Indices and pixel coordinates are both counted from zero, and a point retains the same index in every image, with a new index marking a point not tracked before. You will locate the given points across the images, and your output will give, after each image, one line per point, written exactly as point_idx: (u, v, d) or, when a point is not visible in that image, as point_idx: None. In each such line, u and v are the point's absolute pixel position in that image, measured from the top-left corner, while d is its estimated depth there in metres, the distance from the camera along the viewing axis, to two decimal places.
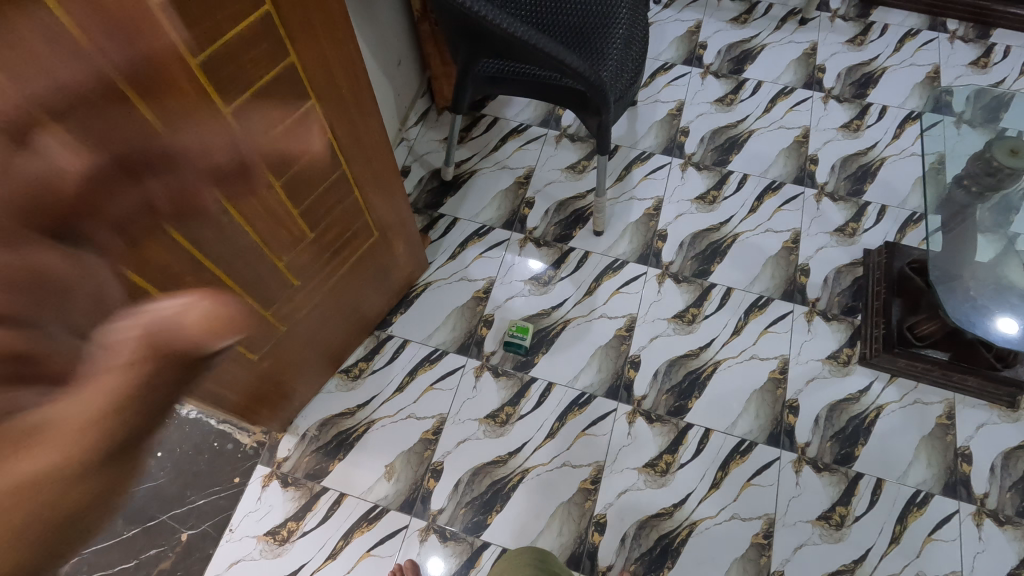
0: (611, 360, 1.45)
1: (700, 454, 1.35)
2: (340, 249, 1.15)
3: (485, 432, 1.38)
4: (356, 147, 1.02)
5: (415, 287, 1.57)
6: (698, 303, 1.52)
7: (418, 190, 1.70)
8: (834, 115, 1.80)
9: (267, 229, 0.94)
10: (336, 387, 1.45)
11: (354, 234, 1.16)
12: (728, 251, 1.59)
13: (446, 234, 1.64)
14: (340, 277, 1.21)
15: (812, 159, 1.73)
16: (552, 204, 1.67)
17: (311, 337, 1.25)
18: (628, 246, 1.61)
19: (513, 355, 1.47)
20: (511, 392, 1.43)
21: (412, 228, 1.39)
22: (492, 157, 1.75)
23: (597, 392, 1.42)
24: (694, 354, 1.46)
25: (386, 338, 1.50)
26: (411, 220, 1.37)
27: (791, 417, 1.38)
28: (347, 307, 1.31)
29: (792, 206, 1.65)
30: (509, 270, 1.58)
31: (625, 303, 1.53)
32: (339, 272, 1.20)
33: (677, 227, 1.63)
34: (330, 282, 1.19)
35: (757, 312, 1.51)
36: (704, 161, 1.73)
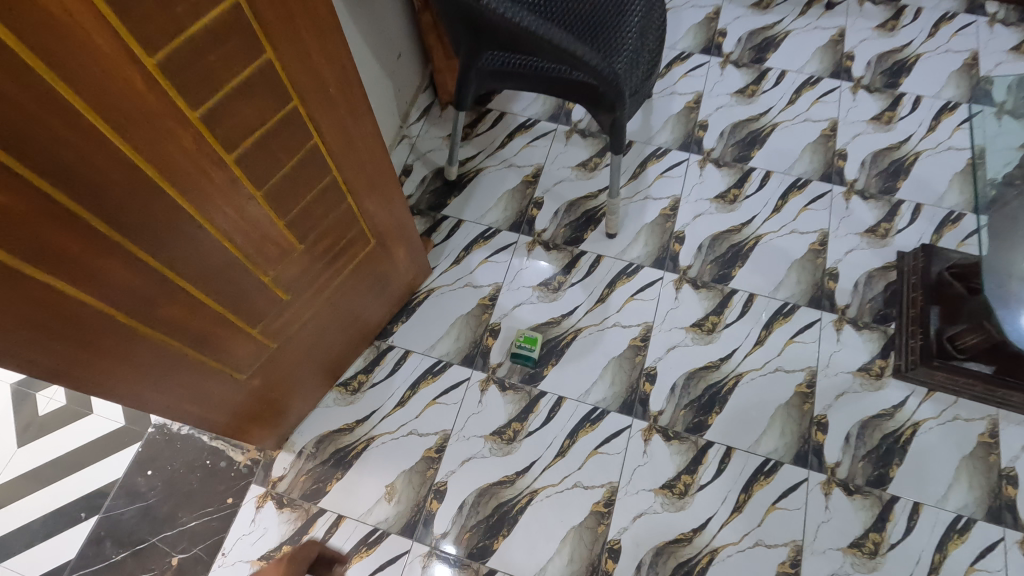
0: (625, 373, 1.37)
1: (721, 474, 1.26)
2: (335, 260, 1.07)
3: (492, 450, 1.30)
4: (348, 148, 0.93)
5: (417, 294, 1.48)
6: (718, 310, 1.43)
7: (420, 191, 1.62)
8: (863, 106, 1.69)
9: (252, 243, 0.85)
10: (335, 401, 1.37)
11: (349, 241, 1.08)
12: (750, 254, 1.49)
13: (450, 236, 1.55)
14: (335, 288, 1.13)
15: (840, 154, 1.62)
16: (562, 204, 1.58)
17: (305, 351, 1.18)
18: (643, 249, 1.51)
19: (521, 367, 1.38)
20: (519, 407, 1.34)
21: (413, 231, 1.30)
22: (499, 154, 1.66)
23: (610, 407, 1.33)
24: (714, 366, 1.37)
25: (387, 349, 1.42)
26: (411, 224, 1.29)
27: (820, 435, 1.28)
28: (344, 319, 1.24)
29: (819, 205, 1.55)
30: (515, 276, 1.49)
31: (640, 311, 1.44)
32: (335, 283, 1.12)
33: (694, 228, 1.53)
34: (325, 294, 1.11)
35: (781, 320, 1.41)
36: (724, 158, 1.63)
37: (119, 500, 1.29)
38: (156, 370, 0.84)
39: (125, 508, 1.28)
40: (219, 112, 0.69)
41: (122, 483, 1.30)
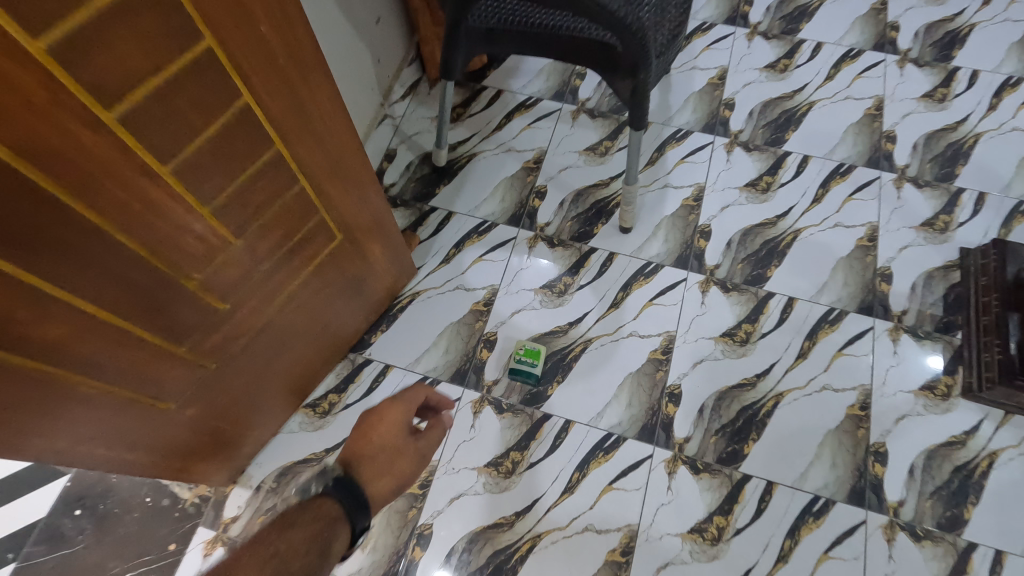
0: (644, 392, 1.16)
1: (761, 515, 1.05)
2: (287, 259, 0.86)
3: (487, 486, 1.10)
4: (294, 113, 0.71)
5: (400, 299, 1.27)
6: (752, 317, 1.22)
7: (405, 179, 1.40)
8: (912, 82, 1.48)
9: (161, 235, 0.64)
10: (300, 425, 1.16)
11: (305, 236, 0.86)
12: (787, 251, 1.28)
13: (439, 231, 1.34)
14: (290, 293, 0.91)
15: (888, 136, 1.40)
16: (569, 194, 1.37)
17: (257, 371, 0.96)
18: (663, 246, 1.30)
19: (522, 385, 1.18)
20: (518, 433, 1.14)
21: (391, 226, 1.09)
22: (495, 137, 1.45)
23: (627, 433, 1.12)
24: (749, 384, 1.16)
25: (364, 363, 1.21)
26: (390, 217, 1.08)
27: (878, 468, 1.08)
28: (306, 330, 1.02)
29: (866, 194, 1.34)
30: (514, 277, 1.28)
31: (660, 318, 1.23)
32: (290, 288, 0.90)
33: (722, 221, 1.32)
34: (277, 302, 0.90)
35: (827, 330, 1.20)
36: (754, 141, 1.42)
37: (41, 546, 1.08)
38: (35, 409, 0.62)
39: (46, 556, 1.07)
40: (86, 47, 0.47)
41: (45, 524, 1.09)
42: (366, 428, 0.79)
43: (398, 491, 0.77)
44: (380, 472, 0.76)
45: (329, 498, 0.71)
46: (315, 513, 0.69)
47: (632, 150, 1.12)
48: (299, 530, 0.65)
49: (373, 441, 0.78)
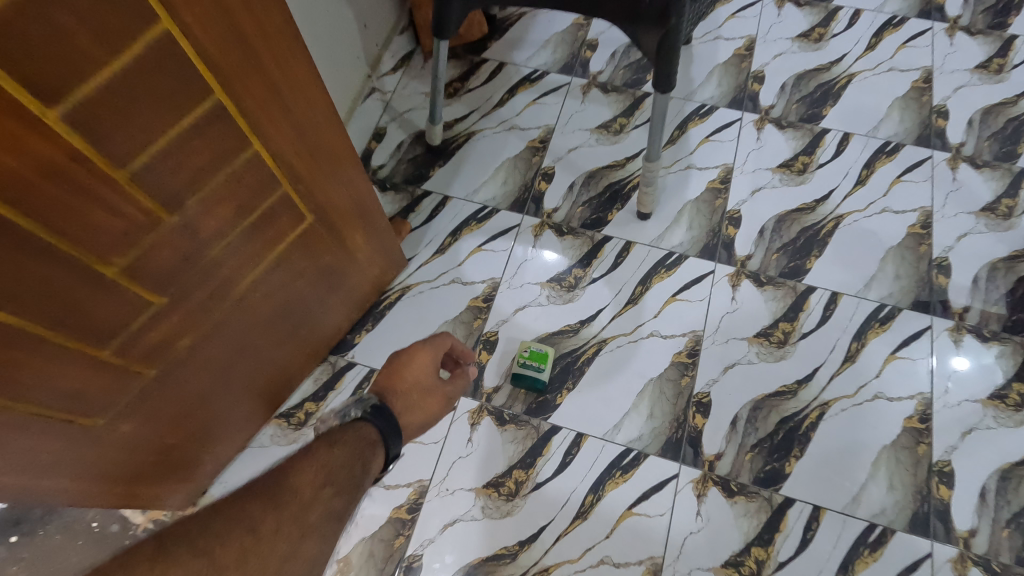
0: (667, 402, 1.01)
1: (807, 547, 0.90)
2: (242, 243, 0.70)
3: (486, 510, 0.96)
4: (236, 50, 0.56)
5: (387, 294, 1.12)
6: (791, 314, 1.06)
7: (395, 160, 1.25)
8: (963, 52, 1.32)
9: (53, 202, 0.48)
10: (272, 439, 1.01)
11: (264, 214, 0.71)
12: (829, 240, 1.13)
13: (432, 218, 1.19)
14: (249, 285, 0.76)
15: (938, 111, 1.25)
16: (579, 176, 1.21)
17: (215, 380, 0.82)
18: (686, 234, 1.15)
19: (526, 393, 1.03)
20: (522, 449, 0.99)
21: (377, 213, 0.94)
22: (496, 113, 1.30)
23: (648, 449, 0.98)
24: (789, 393, 1.00)
25: (346, 367, 1.06)
26: (376, 203, 0.93)
27: (943, 490, 0.92)
28: (273, 329, 0.87)
29: (916, 176, 1.18)
30: (517, 270, 1.13)
31: (684, 315, 1.07)
32: (248, 278, 0.75)
33: (754, 206, 1.17)
34: (232, 296, 0.74)
35: (877, 330, 1.05)
36: (787, 117, 1.26)
37: None
38: None
39: None
40: None
41: None
42: (399, 367, 0.78)
43: (425, 427, 0.78)
44: (411, 409, 0.77)
45: (369, 423, 0.72)
46: (357, 434, 0.70)
47: (654, 126, 0.97)
48: (342, 447, 0.68)
49: (407, 379, 0.78)
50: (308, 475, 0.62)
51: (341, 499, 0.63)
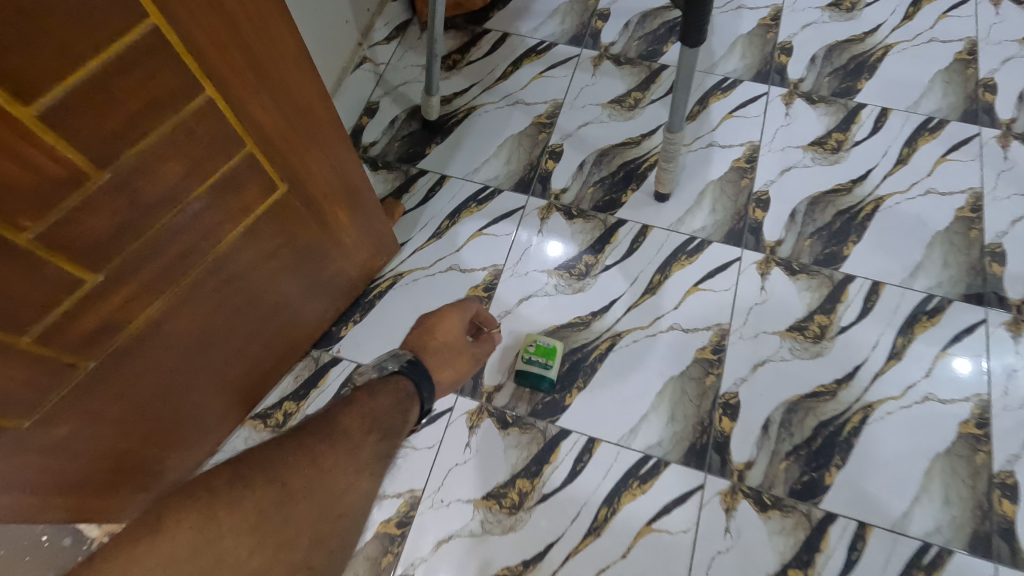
0: (690, 403, 0.90)
1: (852, 570, 0.79)
2: (197, 212, 0.59)
3: (487, 525, 0.85)
4: None
5: (378, 282, 1.01)
6: (827, 306, 0.95)
7: (388, 137, 1.14)
8: (1011, 21, 1.20)
9: None
10: (246, 442, 0.90)
11: (224, 178, 0.60)
12: (868, 224, 1.02)
13: (428, 199, 1.08)
14: (209, 264, 0.64)
15: (985, 85, 1.13)
16: (590, 154, 1.10)
17: (177, 377, 0.71)
18: (709, 217, 1.04)
19: (532, 393, 0.92)
20: (527, 455, 0.88)
21: (366, 192, 0.84)
22: (499, 87, 1.19)
23: (669, 456, 0.87)
24: (828, 394, 0.89)
25: (330, 362, 0.95)
26: (365, 180, 0.82)
27: (1006, 505, 0.81)
28: (243, 318, 0.75)
29: (964, 155, 1.07)
30: (522, 256, 1.02)
31: (708, 306, 0.96)
32: (207, 256, 0.64)
33: (783, 187, 1.06)
34: (188, 276, 0.63)
35: (925, 323, 0.93)
36: (818, 91, 1.15)
37: None
38: None
39: None
40: None
41: None
42: (427, 329, 0.79)
43: (453, 385, 0.79)
44: (440, 367, 0.77)
45: (401, 378, 0.71)
46: (394, 386, 0.70)
47: (677, 97, 0.86)
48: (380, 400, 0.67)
49: (436, 340, 0.78)
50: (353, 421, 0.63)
51: (388, 443, 0.63)
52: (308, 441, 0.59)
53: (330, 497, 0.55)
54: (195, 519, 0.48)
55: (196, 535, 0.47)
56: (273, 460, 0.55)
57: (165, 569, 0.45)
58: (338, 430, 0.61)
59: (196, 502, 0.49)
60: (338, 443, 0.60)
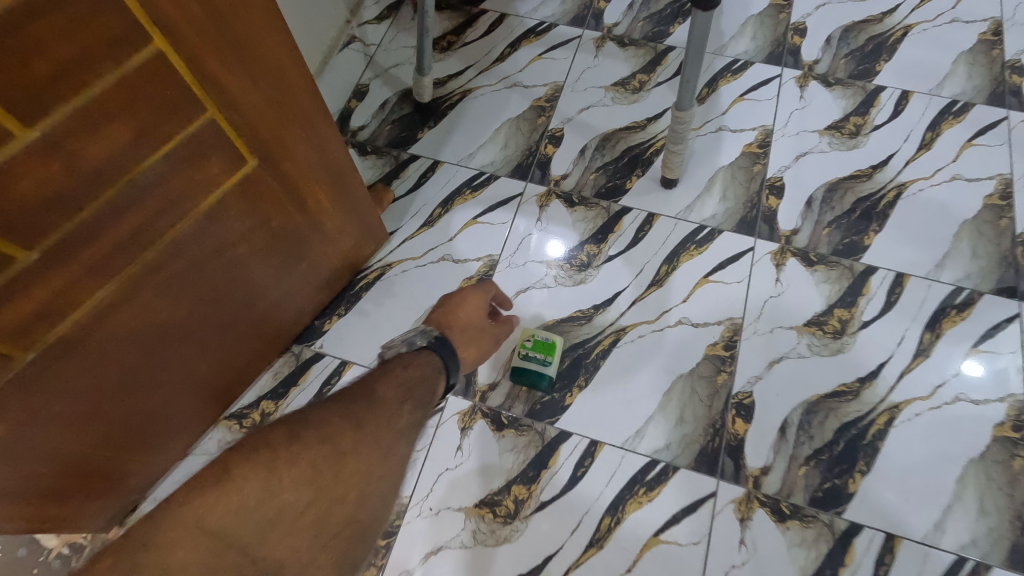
0: (700, 403, 0.83)
1: None
2: (149, 184, 0.52)
3: (480, 535, 0.78)
4: None
5: (365, 272, 0.95)
6: (848, 299, 0.89)
7: (378, 121, 1.07)
8: None
9: None
10: (219, 445, 0.84)
11: (181, 145, 0.53)
12: (891, 212, 0.95)
13: (420, 186, 1.01)
14: (168, 244, 0.57)
15: (1012, 67, 1.06)
16: (593, 139, 1.04)
17: (137, 375, 0.64)
18: (720, 204, 0.97)
19: (529, 392, 0.85)
20: (524, 459, 0.81)
21: (349, 174, 0.77)
22: (496, 69, 1.12)
23: (679, 461, 0.80)
24: (850, 393, 0.82)
25: (312, 359, 0.89)
26: (348, 160, 0.76)
27: None
28: (212, 309, 0.68)
29: (991, 140, 1.00)
30: (519, 245, 0.96)
31: (719, 299, 0.90)
32: (165, 235, 0.57)
33: (799, 173, 0.99)
34: (143, 257, 0.56)
35: (954, 318, 0.86)
36: (835, 74, 1.08)
37: None
38: None
39: None
40: None
41: None
42: (451, 308, 0.76)
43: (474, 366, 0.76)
44: (466, 344, 0.75)
45: (434, 351, 0.69)
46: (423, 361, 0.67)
47: (685, 81, 0.80)
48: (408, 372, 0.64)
49: (460, 319, 0.76)
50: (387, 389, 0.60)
51: (421, 413, 0.61)
52: (307, 426, 0.53)
53: (378, 456, 0.54)
54: (258, 470, 0.47)
55: (261, 486, 0.46)
56: (324, 417, 0.54)
57: (236, 516, 0.44)
58: (373, 398, 0.59)
59: (258, 456, 0.48)
60: (378, 408, 0.58)
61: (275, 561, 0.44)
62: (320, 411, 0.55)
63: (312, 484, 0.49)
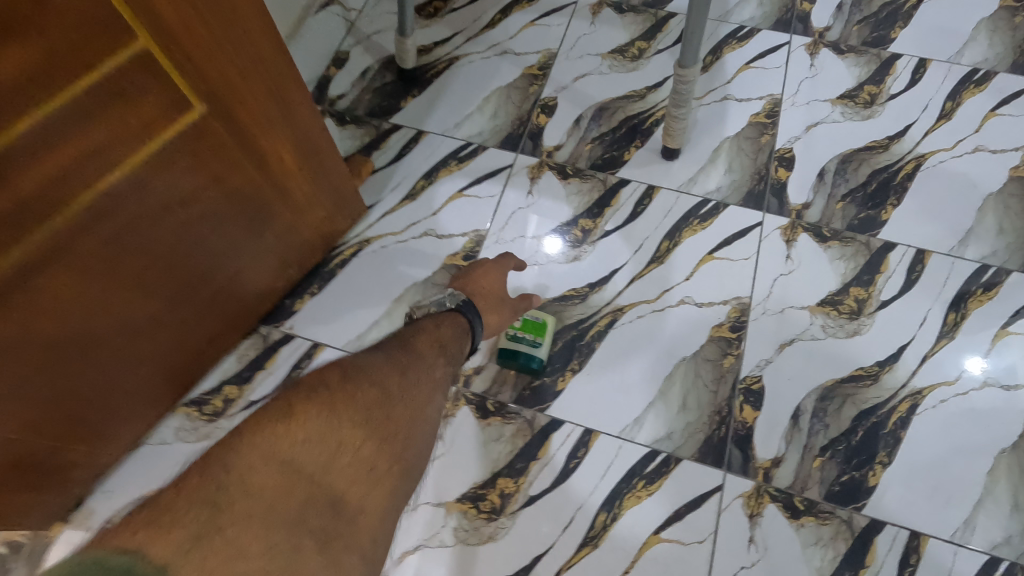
0: (704, 388, 0.76)
1: None
2: (69, 122, 0.45)
3: (462, 533, 0.71)
4: None
5: (341, 248, 0.87)
6: (864, 277, 0.82)
7: (358, 89, 1.00)
8: None
9: None
10: (177, 434, 0.76)
11: (108, 77, 0.45)
12: (910, 184, 0.88)
13: (402, 157, 0.94)
14: (98, 198, 0.50)
15: None
16: (588, 108, 0.96)
17: (73, 352, 0.56)
18: (725, 176, 0.90)
19: (517, 376, 0.78)
20: (511, 449, 0.74)
21: (319, 136, 0.70)
22: (485, 36, 1.04)
23: (680, 451, 0.73)
24: (868, 378, 0.75)
25: (281, 341, 0.82)
26: (317, 121, 0.68)
27: None
28: (160, 279, 0.61)
29: (1016, 110, 0.93)
30: (509, 219, 0.88)
31: (725, 277, 0.83)
32: (93, 187, 0.49)
33: (810, 144, 0.92)
34: (66, 210, 0.48)
35: (981, 298, 0.79)
36: (847, 41, 1.01)
37: None
38: None
39: None
40: None
41: None
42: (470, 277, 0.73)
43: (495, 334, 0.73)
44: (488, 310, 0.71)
45: (460, 314, 0.68)
46: (448, 323, 0.66)
47: (686, 47, 0.74)
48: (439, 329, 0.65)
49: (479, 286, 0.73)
50: (424, 344, 0.61)
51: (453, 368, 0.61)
52: None
53: (419, 404, 0.54)
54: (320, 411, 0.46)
55: (324, 421, 0.45)
56: (368, 366, 0.54)
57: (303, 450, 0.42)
58: (411, 348, 0.60)
59: (318, 395, 0.47)
60: (417, 358, 0.59)
61: (338, 491, 0.43)
62: (363, 363, 0.54)
63: (367, 425, 0.48)
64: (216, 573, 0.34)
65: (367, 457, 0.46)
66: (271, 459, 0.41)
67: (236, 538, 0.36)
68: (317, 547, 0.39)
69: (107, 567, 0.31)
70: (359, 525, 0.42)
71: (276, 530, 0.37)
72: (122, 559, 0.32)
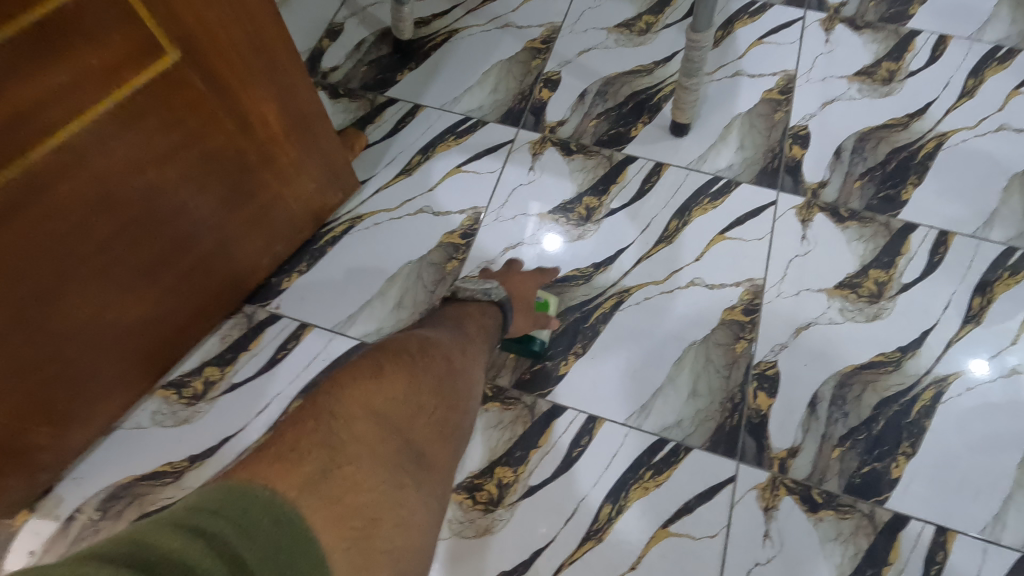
0: (714, 373, 0.72)
1: None
2: (15, 58, 0.40)
3: (457, 525, 0.66)
4: None
5: (331, 225, 0.83)
6: (884, 258, 0.77)
7: (353, 62, 0.96)
8: None
9: None
10: (154, 418, 0.72)
11: (63, 10, 0.40)
12: (931, 164, 0.83)
13: (397, 132, 0.89)
14: (57, 148, 0.45)
15: None
16: (593, 82, 0.92)
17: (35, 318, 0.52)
18: (737, 154, 0.85)
19: (516, 360, 0.74)
20: (508, 435, 0.70)
21: (308, 103, 0.66)
22: (485, 9, 1.00)
23: (689, 439, 0.68)
24: (889, 364, 0.71)
25: (267, 321, 0.77)
26: (304, 84, 0.64)
27: None
28: (132, 245, 0.56)
29: None
30: (509, 197, 0.84)
31: (737, 258, 0.78)
32: (49, 135, 0.45)
33: (826, 122, 0.88)
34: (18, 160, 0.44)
35: (1008, 281, 0.75)
36: (864, 16, 0.96)
37: None
38: None
39: None
40: None
41: None
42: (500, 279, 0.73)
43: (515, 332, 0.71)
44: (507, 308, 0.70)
45: (500, 309, 0.68)
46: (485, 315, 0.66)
47: (698, 15, 0.69)
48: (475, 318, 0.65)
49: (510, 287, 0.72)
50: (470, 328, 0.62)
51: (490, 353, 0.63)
52: None
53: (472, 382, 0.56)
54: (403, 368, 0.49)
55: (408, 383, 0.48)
56: (438, 341, 0.55)
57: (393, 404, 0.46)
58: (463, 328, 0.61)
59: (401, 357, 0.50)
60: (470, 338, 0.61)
61: (417, 443, 0.46)
62: (432, 336, 0.56)
63: (439, 393, 0.50)
64: (343, 501, 0.38)
65: (441, 421, 0.49)
66: (367, 412, 0.44)
67: (360, 465, 0.41)
68: (415, 486, 0.43)
69: (247, 498, 0.35)
70: (436, 475, 0.46)
71: (383, 469, 0.42)
72: (258, 490, 0.36)
